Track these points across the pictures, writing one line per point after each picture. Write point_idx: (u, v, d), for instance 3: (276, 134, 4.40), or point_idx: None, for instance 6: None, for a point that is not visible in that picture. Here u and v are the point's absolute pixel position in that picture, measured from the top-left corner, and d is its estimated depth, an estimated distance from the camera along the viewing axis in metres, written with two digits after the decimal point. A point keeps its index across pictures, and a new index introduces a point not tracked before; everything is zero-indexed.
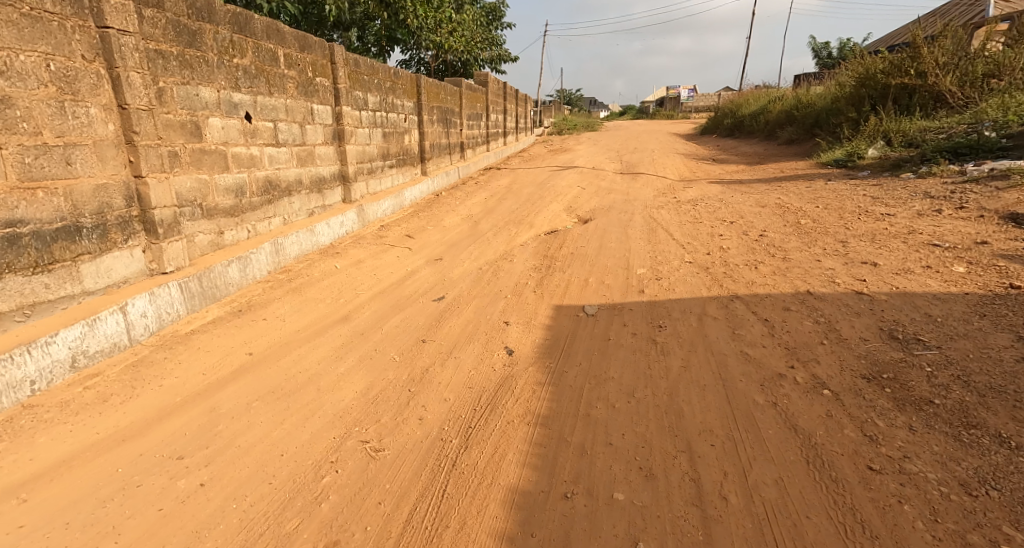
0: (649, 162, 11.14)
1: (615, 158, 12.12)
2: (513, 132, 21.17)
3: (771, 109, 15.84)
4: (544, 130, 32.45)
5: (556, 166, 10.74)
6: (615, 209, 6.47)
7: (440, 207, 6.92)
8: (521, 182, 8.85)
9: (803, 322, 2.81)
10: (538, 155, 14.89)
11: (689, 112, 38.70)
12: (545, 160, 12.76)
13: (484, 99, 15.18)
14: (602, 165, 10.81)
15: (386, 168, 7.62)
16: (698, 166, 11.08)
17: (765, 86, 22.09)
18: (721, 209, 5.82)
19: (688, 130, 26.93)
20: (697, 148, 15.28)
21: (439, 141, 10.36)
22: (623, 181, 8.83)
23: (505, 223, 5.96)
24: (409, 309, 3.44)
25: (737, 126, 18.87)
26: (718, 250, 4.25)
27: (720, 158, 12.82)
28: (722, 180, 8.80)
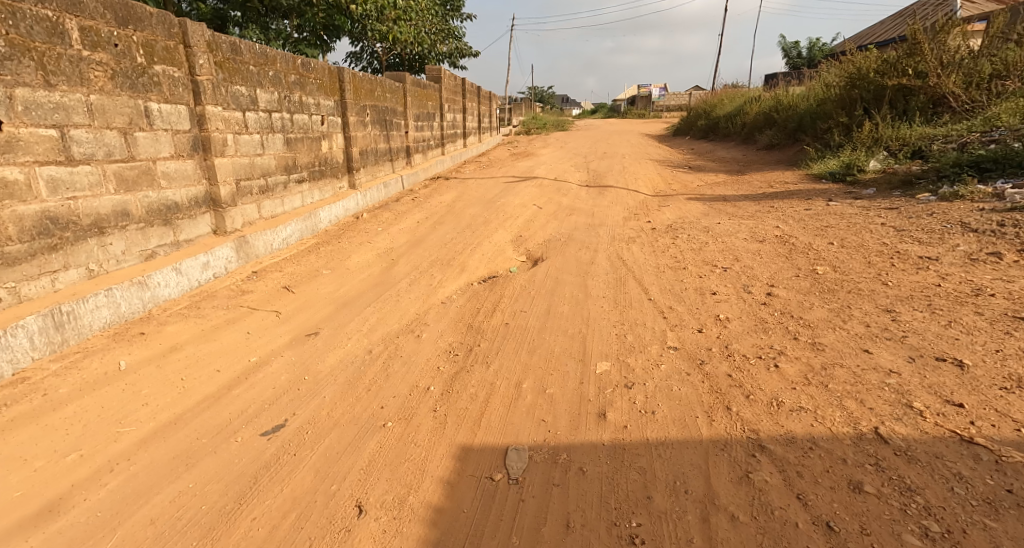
0: (617, 172, 9.87)
1: (581, 166, 10.83)
2: (474, 132, 19.78)
3: (747, 111, 14.81)
4: (510, 130, 31.15)
5: (512, 177, 9.36)
6: (572, 240, 5.15)
7: (354, 236, 5.47)
8: (467, 198, 7.44)
9: (908, 544, 1.47)
10: (497, 160, 13.46)
11: (660, 112, 37.79)
12: (502, 166, 11.38)
13: (436, 98, 13.69)
14: (563, 174, 9.48)
15: (290, 184, 6.15)
16: (671, 176, 9.88)
17: (736, 87, 21.27)
18: (706, 245, 4.53)
19: (658, 132, 25.96)
20: (670, 153, 14.09)
21: (371, 147, 8.85)
22: (585, 197, 7.51)
23: (430, 264, 4.57)
24: (199, 468, 1.97)
25: (711, 128, 17.89)
26: (714, 326, 2.96)
27: (696, 166, 11.66)
28: (700, 196, 7.58)
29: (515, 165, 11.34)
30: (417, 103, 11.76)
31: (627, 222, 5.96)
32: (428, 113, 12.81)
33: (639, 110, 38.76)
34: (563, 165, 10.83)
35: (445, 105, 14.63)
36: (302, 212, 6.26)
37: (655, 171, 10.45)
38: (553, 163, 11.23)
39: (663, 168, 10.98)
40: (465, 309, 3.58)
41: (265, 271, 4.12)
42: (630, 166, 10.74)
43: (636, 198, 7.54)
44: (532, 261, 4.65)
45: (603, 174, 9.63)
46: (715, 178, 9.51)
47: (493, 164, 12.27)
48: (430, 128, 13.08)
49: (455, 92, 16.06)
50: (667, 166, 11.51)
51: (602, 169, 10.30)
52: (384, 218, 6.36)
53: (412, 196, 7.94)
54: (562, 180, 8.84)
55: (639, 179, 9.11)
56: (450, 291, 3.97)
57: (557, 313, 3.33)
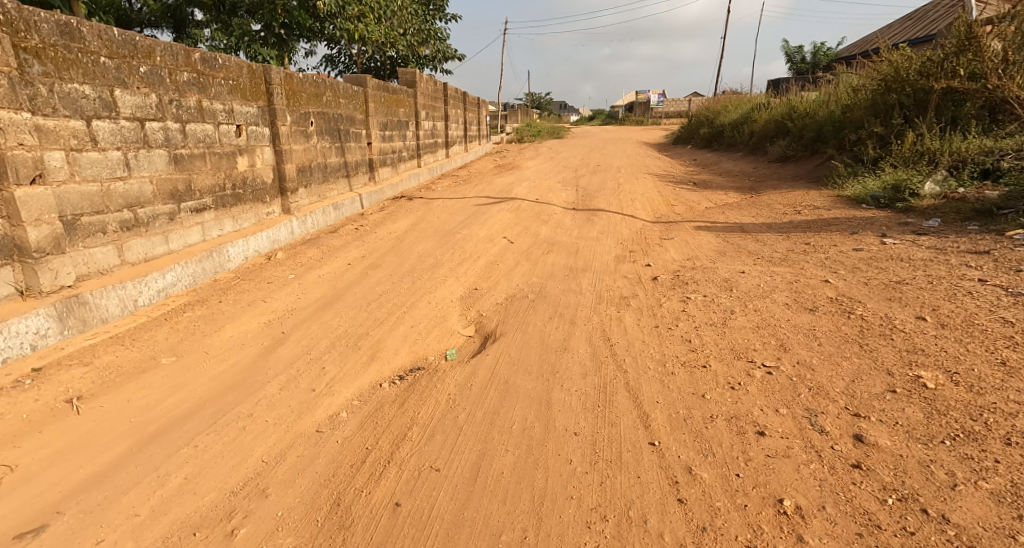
0: (609, 190, 8.49)
1: (569, 182, 9.43)
2: (460, 142, 18.52)
3: (756, 118, 13.50)
4: (503, 138, 29.95)
5: (486, 197, 7.94)
6: (542, 301, 3.73)
7: (249, 289, 4.05)
8: (424, 228, 6.02)
9: None
10: (477, 173, 12.07)
11: (660, 119, 36.40)
12: (479, 182, 9.99)
13: (409, 104, 12.33)
14: (544, 194, 8.09)
15: (179, 214, 4.76)
16: (673, 196, 8.49)
17: (741, 92, 20.00)
18: (731, 317, 3.10)
19: (658, 140, 24.71)
20: (671, 166, 12.69)
21: (315, 163, 7.45)
22: (569, 227, 6.11)
23: (331, 344, 3.15)
24: None
25: (716, 136, 16.58)
26: (781, 543, 1.54)
27: (701, 183, 10.26)
28: (711, 224, 6.18)
29: (494, 180, 9.93)
30: (383, 110, 10.39)
31: (619, 266, 4.55)
32: (398, 121, 11.43)
33: (638, 118, 37.43)
34: (548, 182, 9.42)
35: (421, 113, 13.28)
36: (196, 252, 4.85)
37: (654, 188, 9.07)
38: (536, 178, 9.84)
39: (662, 184, 9.61)
40: (345, 454, 2.15)
41: (57, 368, 2.68)
42: (625, 182, 9.36)
43: (631, 228, 6.15)
44: (480, 338, 3.23)
45: (592, 193, 8.25)
46: (724, 199, 8.13)
47: (470, 179, 10.88)
48: (401, 139, 11.70)
49: (434, 98, 14.76)
50: (667, 181, 10.14)
51: (592, 186, 8.90)
52: (306, 258, 4.93)
53: (358, 222, 6.51)
54: (544, 201, 7.44)
55: (636, 201, 7.72)
56: (340, 405, 2.54)
57: (491, 478, 1.92)
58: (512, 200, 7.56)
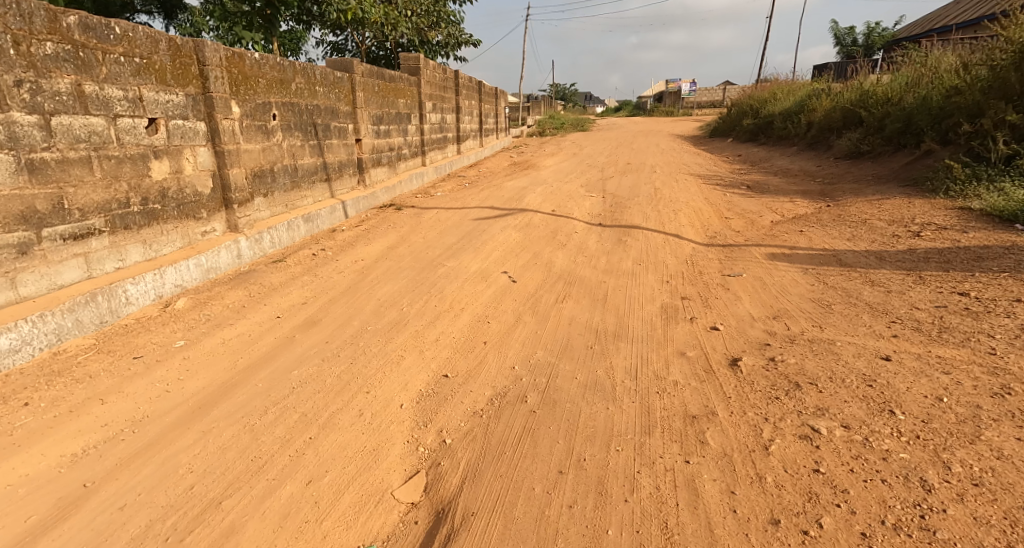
0: (641, 198, 6.92)
1: (593, 187, 7.87)
2: (473, 137, 17.10)
3: (819, 109, 11.72)
4: (523, 131, 28.50)
5: (490, 208, 6.47)
6: (549, 418, 2.20)
7: (91, 369, 2.61)
8: (403, 258, 4.57)
9: None
10: (487, 174, 10.58)
11: (692, 110, 34.19)
12: (486, 185, 8.52)
13: (411, 95, 10.92)
14: (562, 204, 6.59)
15: (40, 243, 3.35)
16: (722, 205, 6.87)
17: (791, 78, 18.07)
18: (938, 511, 1.49)
19: (693, 132, 22.94)
20: (712, 165, 10.99)
21: (277, 166, 6.07)
22: (592, 259, 4.57)
23: (141, 534, 1.66)
24: None
25: (765, 127, 14.79)
26: None
27: (754, 187, 8.58)
28: (788, 254, 4.56)
29: (504, 184, 8.45)
30: (376, 101, 8.99)
31: (671, 338, 3.00)
32: (396, 115, 10.03)
33: (668, 109, 35.32)
34: (568, 186, 7.89)
35: (426, 105, 11.88)
36: (69, 295, 3.44)
37: (696, 194, 7.46)
38: (554, 182, 8.31)
39: (705, 189, 7.98)
40: None
41: None
42: (660, 187, 7.78)
43: (676, 260, 4.59)
44: (427, 516, 1.73)
45: (621, 202, 6.71)
46: (788, 211, 6.48)
47: (477, 181, 9.43)
48: (400, 136, 10.32)
49: (442, 88, 13.35)
50: (710, 184, 8.51)
51: (619, 193, 7.35)
52: (221, 305, 3.48)
53: (320, 244, 5.12)
54: (561, 216, 5.93)
55: (678, 214, 6.13)
56: None
57: None
58: (520, 214, 6.06)
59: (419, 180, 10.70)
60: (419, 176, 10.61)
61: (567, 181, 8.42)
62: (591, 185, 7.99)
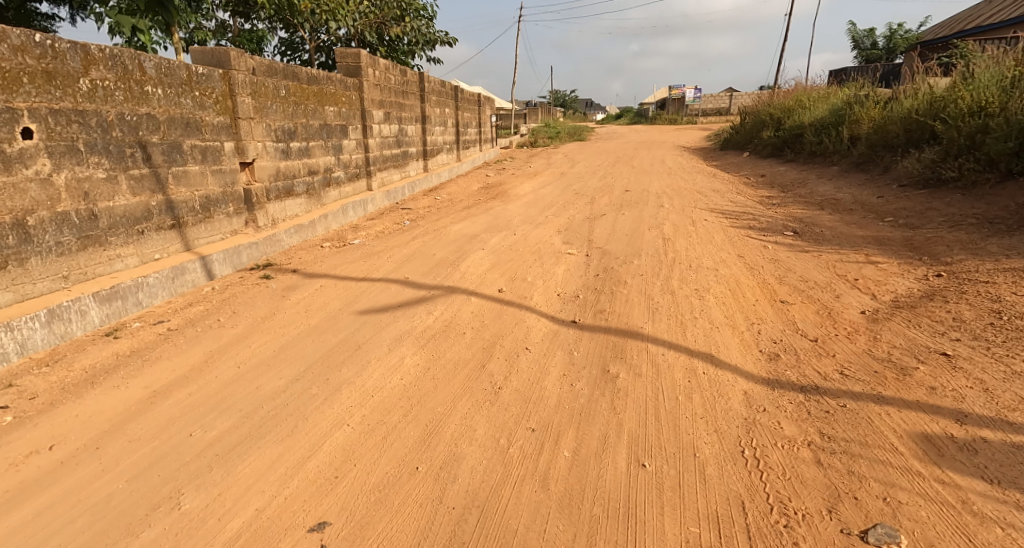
0: (642, 266, 4.51)
1: (573, 239, 5.50)
2: (443, 151, 14.84)
3: (873, 122, 9.58)
4: (511, 140, 26.31)
5: (405, 283, 4.06)
6: None
7: None
8: (131, 446, 2.06)
9: None
10: (447, 204, 8.32)
11: (696, 118, 32.01)
12: (428, 228, 6.18)
13: (346, 101, 8.54)
14: (517, 278, 4.19)
15: None
16: (766, 278, 4.51)
17: (816, 85, 15.96)
18: None
19: (702, 143, 20.76)
20: (733, 195, 8.72)
21: (36, 216, 3.60)
22: (546, 469, 2.11)
23: None
24: None
25: (796, 141, 12.70)
26: None
27: (802, 231, 6.29)
28: (967, 446, 2.14)
29: (453, 226, 6.10)
30: (280, 110, 6.62)
31: None
32: (319, 126, 7.66)
33: (670, 117, 33.12)
34: (538, 237, 5.54)
35: (371, 114, 9.55)
36: None
37: (722, 254, 5.08)
38: (521, 227, 5.95)
39: (733, 242, 5.60)
40: None
41: None
42: (671, 240, 5.38)
43: (726, 466, 2.14)
44: None
45: (610, 276, 4.33)
46: (879, 295, 4.08)
47: (422, 218, 7.07)
48: (325, 155, 7.92)
49: (401, 94, 11.10)
50: (737, 230, 6.13)
51: (610, 253, 4.95)
52: None
53: (22, 381, 2.59)
54: (509, 315, 3.52)
55: (704, 306, 3.73)
56: None
57: None
58: (442, 305, 3.61)
59: (352, 213, 8.28)
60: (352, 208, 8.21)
61: (537, 226, 6.05)
62: (571, 236, 5.63)
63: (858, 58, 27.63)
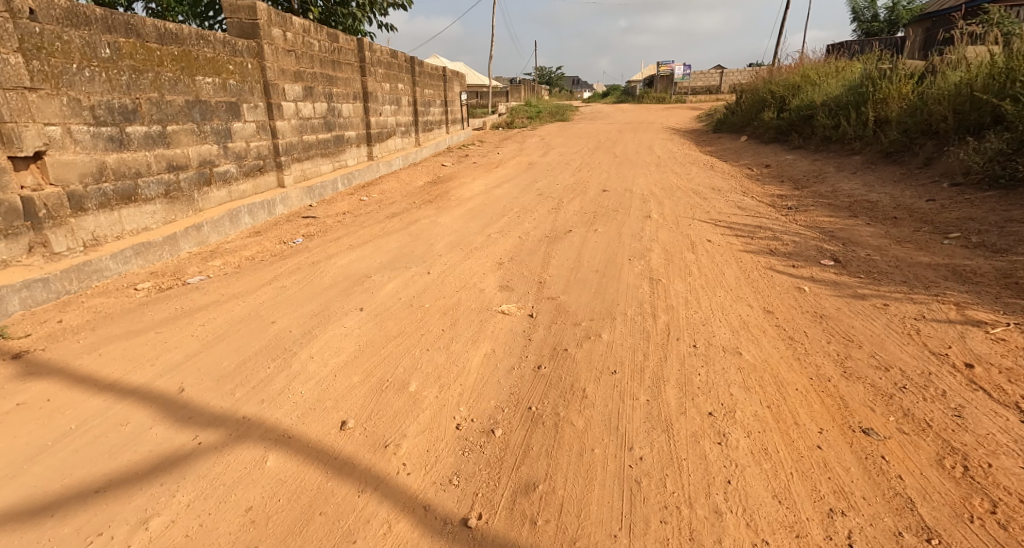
0: (618, 354, 2.66)
1: (516, 286, 3.66)
2: (396, 134, 12.81)
3: (909, 106, 7.91)
4: (486, 120, 24.17)
5: (169, 404, 2.15)
6: None
7: None
8: None
9: None
10: (375, 208, 6.46)
11: (685, 96, 30.09)
12: (314, 256, 4.29)
13: (230, 71, 6.48)
14: (393, 389, 2.34)
15: None
16: (822, 366, 2.71)
17: (822, 58, 14.21)
18: None
19: (692, 124, 18.99)
20: (737, 195, 6.97)
21: None
22: None
23: None
24: None
25: (805, 128, 10.96)
26: None
27: (842, 255, 4.56)
28: None
29: (348, 253, 4.21)
30: (104, 78, 4.59)
31: None
32: (182, 104, 5.63)
33: (657, 95, 31.14)
34: (465, 281, 3.67)
35: (279, 89, 7.51)
36: None
37: (740, 314, 3.26)
38: (446, 259, 4.07)
39: (753, 286, 3.78)
40: None
41: None
42: (662, 288, 3.55)
43: None
44: None
45: (560, 377, 2.50)
46: None
47: (324, 235, 5.17)
48: (196, 144, 5.89)
49: (326, 64, 9.07)
50: (754, 260, 4.32)
51: (567, 318, 3.12)
52: None
53: None
54: (328, 521, 1.63)
55: (731, 469, 1.91)
56: None
57: None
58: (191, 493, 1.70)
59: (237, 224, 6.30)
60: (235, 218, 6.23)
61: (469, 257, 4.19)
62: (515, 280, 3.79)
63: (858, 31, 25.85)
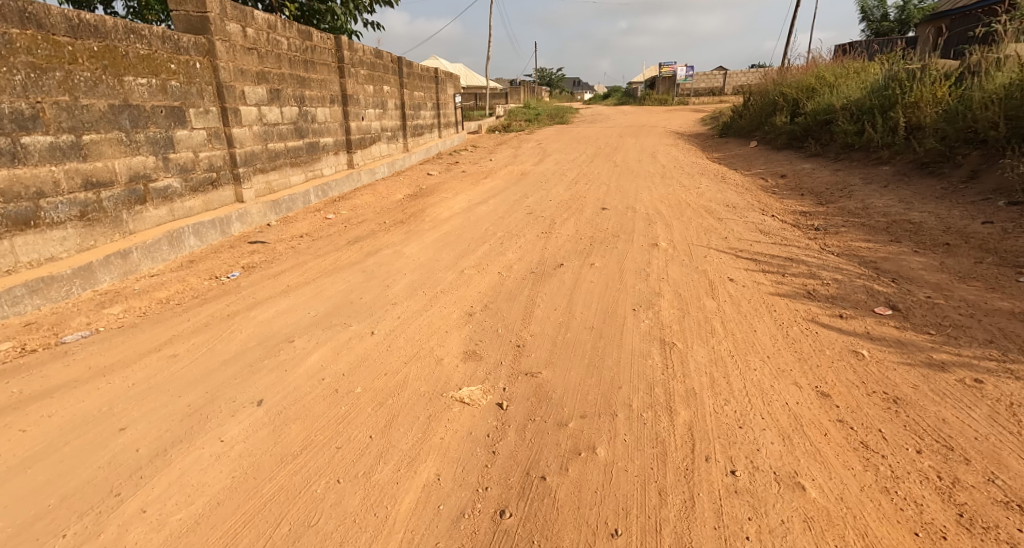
0: (621, 492, 1.81)
1: (488, 351, 2.80)
2: (381, 139, 11.97)
3: (946, 111, 7.07)
4: (483, 123, 23.33)
5: None
6: None
7: None
8: None
9: None
10: (340, 230, 5.62)
11: (688, 99, 29.27)
12: (240, 300, 3.44)
13: (173, 71, 5.63)
14: None
15: None
16: (925, 507, 1.82)
17: (836, 57, 13.36)
18: None
19: (697, 127, 18.15)
20: (755, 214, 6.11)
21: None
22: None
23: None
24: None
25: (823, 134, 10.11)
26: None
27: (898, 297, 3.68)
28: None
29: (280, 298, 3.35)
30: None
31: None
32: (105, 109, 4.75)
33: (660, 97, 30.30)
34: (419, 345, 2.81)
35: (237, 92, 6.67)
36: None
37: (788, 405, 2.38)
38: (403, 310, 3.22)
39: (796, 352, 2.90)
40: None
41: None
42: (679, 359, 2.68)
43: None
44: None
45: (532, 541, 1.62)
46: None
47: (268, 268, 4.32)
48: (125, 157, 5.02)
49: (295, 64, 8.24)
50: (791, 309, 3.46)
51: (550, 412, 2.26)
52: None
53: None
54: None
55: None
56: None
57: None
58: None
59: (178, 248, 5.45)
60: (176, 241, 5.38)
61: (433, 306, 3.33)
62: (487, 341, 2.94)
63: (867, 31, 25.04)
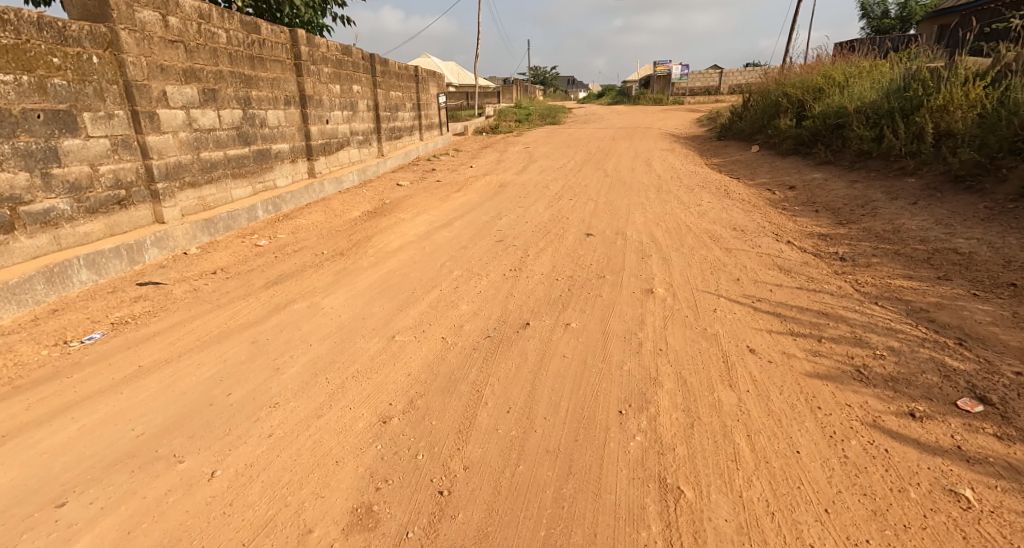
0: None
1: (390, 507, 1.79)
2: (350, 143, 10.93)
3: (985, 117, 6.16)
4: (470, 123, 22.29)
5: None
6: None
7: None
8: None
9: None
10: (267, 263, 4.61)
11: (683, 98, 28.36)
12: (59, 393, 2.39)
13: (56, 66, 4.60)
14: None
15: None
16: None
17: (842, 54, 12.45)
18: None
19: (693, 128, 17.22)
20: (767, 239, 5.14)
21: None
22: None
23: None
24: None
25: (833, 139, 9.18)
26: None
27: (984, 372, 2.67)
28: None
29: (110, 395, 2.31)
30: None
31: None
32: None
33: (654, 96, 29.37)
34: (282, 499, 1.79)
35: (152, 91, 5.63)
36: None
37: None
38: (283, 420, 2.21)
39: (865, 497, 1.89)
40: None
41: None
42: (688, 533, 1.68)
43: None
44: None
45: None
46: None
47: (144, 327, 3.28)
48: None
49: (237, 60, 7.20)
50: (841, 403, 2.44)
51: None
52: None
53: None
54: None
55: None
56: None
57: None
58: None
59: (62, 286, 4.38)
60: (56, 277, 4.31)
61: (332, 410, 2.32)
62: (396, 479, 1.92)
63: (867, 29, 24.24)
